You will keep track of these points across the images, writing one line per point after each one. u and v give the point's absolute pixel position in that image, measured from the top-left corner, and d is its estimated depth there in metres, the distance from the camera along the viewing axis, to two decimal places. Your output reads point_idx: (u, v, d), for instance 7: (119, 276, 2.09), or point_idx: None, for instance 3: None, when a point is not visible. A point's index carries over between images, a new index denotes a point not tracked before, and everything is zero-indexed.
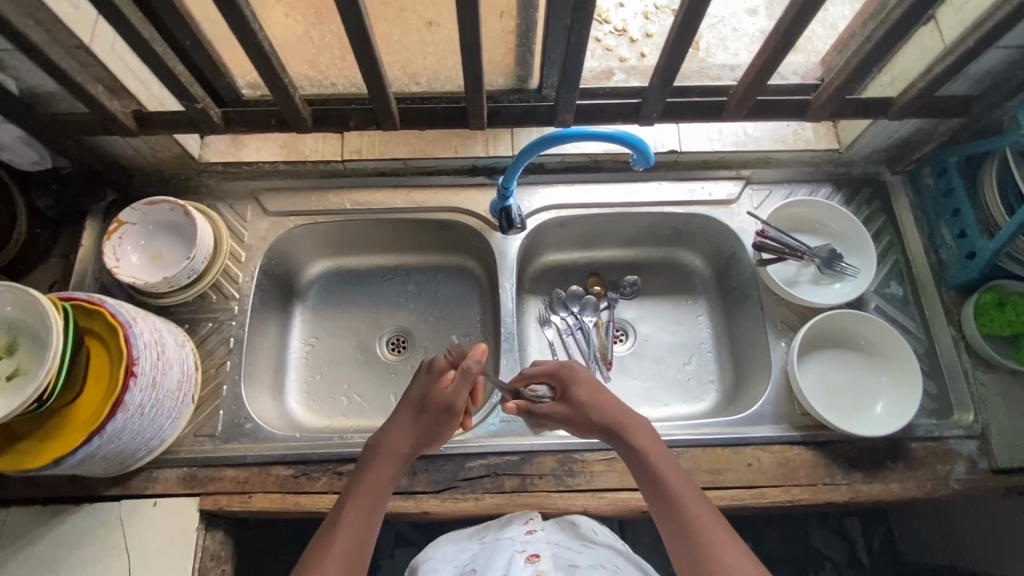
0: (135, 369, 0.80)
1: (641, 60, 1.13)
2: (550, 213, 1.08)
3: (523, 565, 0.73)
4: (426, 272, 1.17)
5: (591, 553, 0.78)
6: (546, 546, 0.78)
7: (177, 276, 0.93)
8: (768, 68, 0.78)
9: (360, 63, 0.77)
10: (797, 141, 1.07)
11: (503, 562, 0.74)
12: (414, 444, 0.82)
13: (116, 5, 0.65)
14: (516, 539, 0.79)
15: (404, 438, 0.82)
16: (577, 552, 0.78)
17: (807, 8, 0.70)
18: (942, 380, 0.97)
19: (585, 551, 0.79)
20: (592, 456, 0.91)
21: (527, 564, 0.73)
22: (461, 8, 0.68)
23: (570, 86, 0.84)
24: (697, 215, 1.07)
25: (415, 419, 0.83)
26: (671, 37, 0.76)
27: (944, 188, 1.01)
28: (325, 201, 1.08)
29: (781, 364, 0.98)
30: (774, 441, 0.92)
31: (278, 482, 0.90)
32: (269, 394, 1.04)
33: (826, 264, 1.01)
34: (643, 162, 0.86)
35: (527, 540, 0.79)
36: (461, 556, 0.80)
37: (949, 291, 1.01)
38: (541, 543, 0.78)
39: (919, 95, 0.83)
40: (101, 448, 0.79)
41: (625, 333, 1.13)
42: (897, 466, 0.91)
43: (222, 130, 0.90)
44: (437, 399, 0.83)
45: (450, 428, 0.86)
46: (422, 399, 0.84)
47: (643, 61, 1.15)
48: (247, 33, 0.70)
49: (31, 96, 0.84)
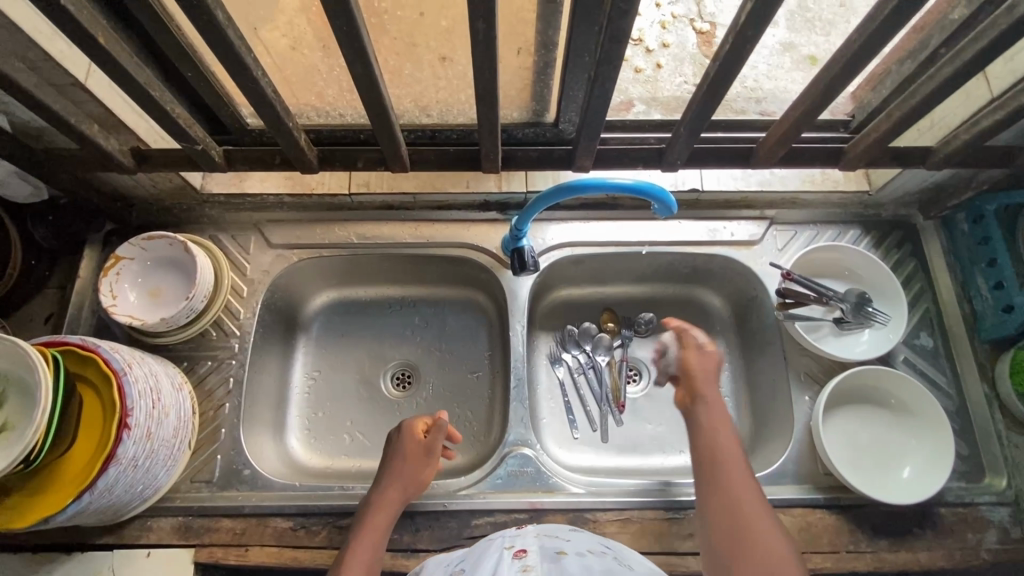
0: (129, 421, 0.76)
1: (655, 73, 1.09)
2: (563, 250, 1.04)
3: (510, 562, 0.70)
4: (433, 304, 1.12)
5: (579, 541, 0.76)
6: (534, 540, 0.76)
7: (175, 317, 0.90)
8: (802, 119, 0.74)
9: (370, 108, 0.72)
10: (826, 181, 1.02)
11: (491, 561, 0.71)
12: (403, 501, 0.83)
13: (109, 56, 0.61)
14: (503, 539, 0.77)
15: (393, 495, 0.82)
16: (565, 540, 0.76)
17: (849, 65, 0.65)
18: (973, 441, 0.92)
19: (574, 539, 0.76)
20: (604, 516, 0.87)
21: (515, 560, 0.70)
22: (479, 60, 0.64)
23: (591, 134, 0.79)
24: (719, 256, 1.03)
25: (397, 470, 0.84)
26: (700, 92, 0.71)
27: (979, 236, 0.96)
28: (331, 234, 1.04)
29: (804, 420, 0.93)
30: (794, 503, 0.88)
31: (276, 535, 0.87)
32: (269, 432, 1.00)
33: (854, 311, 0.95)
34: (665, 211, 0.82)
35: (515, 538, 0.77)
36: (450, 561, 0.76)
37: (982, 344, 0.96)
38: (528, 539, 0.76)
39: (962, 148, 0.78)
40: (93, 503, 0.76)
41: (639, 373, 1.08)
42: (925, 534, 0.86)
43: (222, 169, 0.86)
44: (416, 453, 0.85)
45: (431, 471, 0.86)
46: (400, 455, 0.85)
47: (658, 73, 1.10)
48: (247, 80, 0.66)
49: (25, 131, 0.80)
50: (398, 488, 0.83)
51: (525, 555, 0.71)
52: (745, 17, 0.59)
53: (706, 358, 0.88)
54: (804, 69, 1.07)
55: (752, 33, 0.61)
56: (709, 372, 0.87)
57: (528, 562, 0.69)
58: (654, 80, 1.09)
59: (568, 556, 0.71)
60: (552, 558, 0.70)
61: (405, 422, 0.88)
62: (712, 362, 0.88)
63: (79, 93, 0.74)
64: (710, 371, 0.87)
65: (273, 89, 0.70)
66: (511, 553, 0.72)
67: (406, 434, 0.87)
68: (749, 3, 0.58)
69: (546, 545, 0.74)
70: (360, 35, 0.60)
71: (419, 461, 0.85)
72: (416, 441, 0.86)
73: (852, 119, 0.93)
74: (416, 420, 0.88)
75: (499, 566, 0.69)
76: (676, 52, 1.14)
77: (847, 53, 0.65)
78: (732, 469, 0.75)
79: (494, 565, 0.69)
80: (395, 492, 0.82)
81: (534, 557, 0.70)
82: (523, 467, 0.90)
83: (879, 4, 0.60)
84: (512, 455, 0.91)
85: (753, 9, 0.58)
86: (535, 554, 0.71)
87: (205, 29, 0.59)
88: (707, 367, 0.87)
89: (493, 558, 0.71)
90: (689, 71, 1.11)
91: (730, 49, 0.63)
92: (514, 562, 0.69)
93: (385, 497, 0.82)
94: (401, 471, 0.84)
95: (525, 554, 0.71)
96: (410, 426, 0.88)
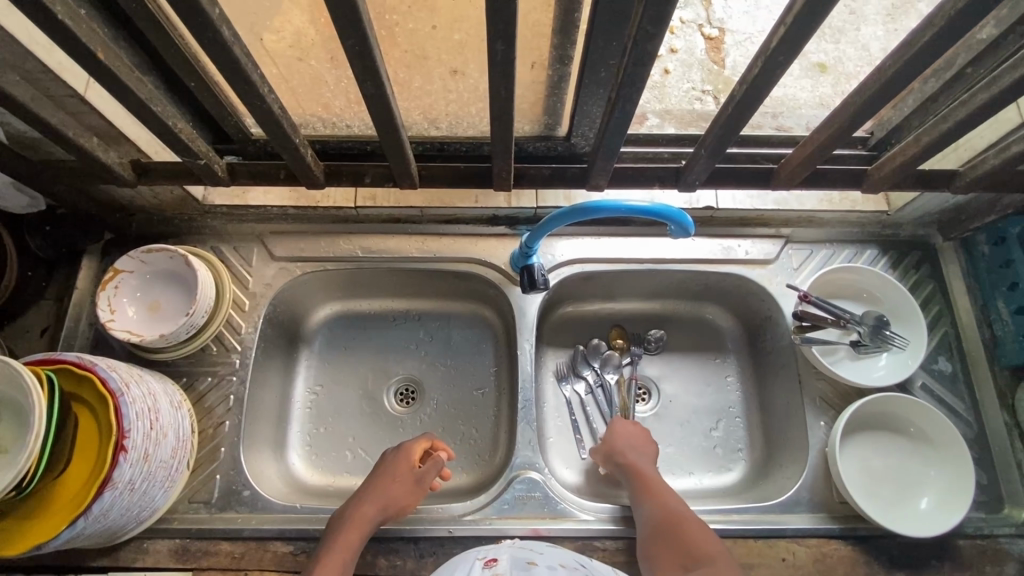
0: (125, 444, 0.74)
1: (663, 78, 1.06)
2: (573, 266, 1.01)
3: (479, 570, 0.70)
4: (438, 318, 1.10)
5: (553, 554, 0.75)
6: (507, 551, 0.75)
7: (176, 333, 0.87)
8: (828, 143, 0.72)
9: (381, 125, 0.70)
10: (844, 201, 0.99)
11: (463, 570, 0.71)
12: (379, 520, 0.80)
13: (113, 72, 0.59)
14: (475, 551, 0.76)
15: (370, 510, 0.80)
16: (539, 552, 0.75)
17: (882, 90, 0.63)
18: (992, 469, 0.90)
19: (548, 552, 0.76)
20: (614, 544, 0.85)
21: (484, 569, 0.70)
22: (497, 82, 0.62)
23: (609, 154, 0.77)
24: (732, 274, 1.00)
25: (382, 486, 0.82)
26: (724, 114, 0.69)
27: (1000, 259, 0.93)
28: (335, 247, 1.01)
29: (819, 446, 0.91)
30: (810, 533, 0.85)
31: (276, 559, 0.84)
32: (268, 450, 0.97)
33: (872, 334, 0.93)
34: (682, 232, 0.79)
35: (489, 549, 0.77)
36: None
37: (1003, 370, 0.94)
38: (502, 549, 0.76)
39: (992, 172, 0.76)
40: (87, 528, 0.73)
41: (649, 392, 1.05)
42: (943, 567, 0.84)
43: (226, 183, 0.84)
44: (406, 476, 0.83)
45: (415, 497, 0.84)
46: (388, 474, 0.83)
47: (665, 79, 1.07)
48: (256, 98, 0.63)
49: (22, 142, 0.78)
50: (377, 506, 0.80)
51: (496, 564, 0.71)
52: (776, 42, 0.57)
53: (632, 432, 0.91)
54: (813, 77, 1.03)
55: (784, 57, 0.59)
56: (642, 435, 0.91)
57: (498, 571, 0.69)
58: (663, 86, 1.06)
59: (538, 567, 0.71)
60: (522, 568, 0.70)
61: (404, 444, 0.87)
62: (639, 436, 0.91)
63: (78, 105, 0.71)
64: (643, 433, 0.92)
65: (281, 105, 0.68)
66: (483, 562, 0.72)
67: (403, 454, 0.85)
68: (783, 28, 0.56)
69: (517, 556, 0.74)
70: (373, 54, 0.58)
71: (405, 484, 0.83)
72: (408, 465, 0.84)
73: (870, 136, 0.91)
74: (414, 447, 0.86)
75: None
76: (684, 58, 1.10)
77: (881, 78, 0.62)
78: (677, 512, 0.79)
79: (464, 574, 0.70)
80: (373, 510, 0.80)
81: (505, 565, 0.71)
82: (531, 493, 0.88)
83: (917, 30, 0.58)
84: (519, 479, 0.89)
85: (786, 34, 0.56)
86: (506, 563, 0.71)
87: (212, 46, 0.56)
88: (636, 438, 0.90)
89: (464, 567, 0.71)
90: (698, 77, 1.08)
91: (760, 73, 0.61)
92: (485, 572, 0.70)
93: (362, 511, 0.79)
94: (384, 490, 0.81)
95: (495, 563, 0.71)
96: (407, 451, 0.86)
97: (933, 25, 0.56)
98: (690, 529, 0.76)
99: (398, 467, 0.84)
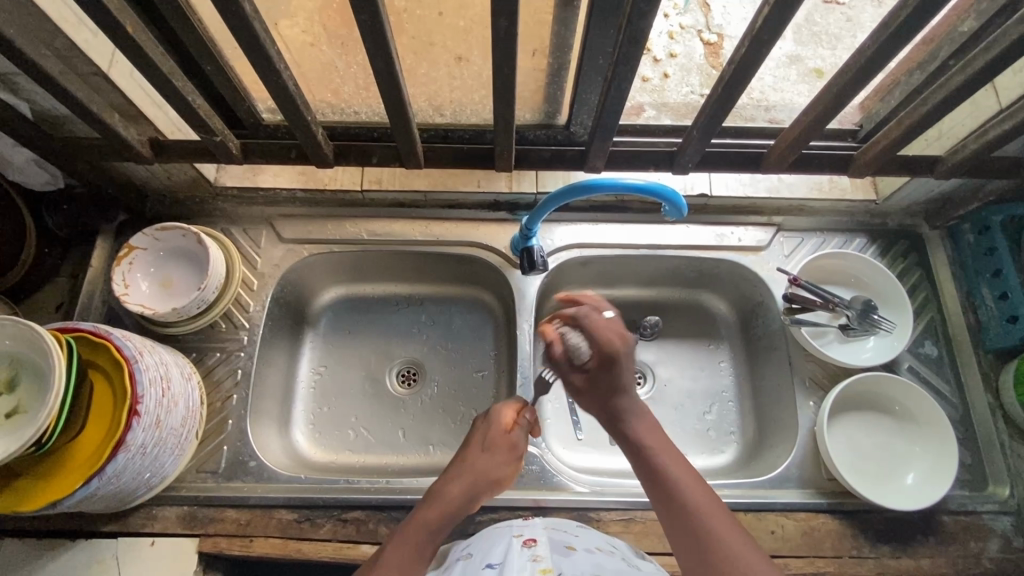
0: (139, 408, 0.76)
1: (662, 82, 1.09)
2: (571, 251, 1.04)
3: (519, 551, 0.69)
4: (439, 303, 1.13)
5: (588, 538, 0.76)
6: (543, 532, 0.76)
7: (187, 306, 0.90)
8: (813, 126, 0.77)
9: (390, 105, 0.74)
10: (833, 190, 1.03)
11: (500, 549, 0.71)
12: (471, 495, 0.73)
13: (140, 45, 0.64)
14: (512, 528, 0.77)
15: (458, 488, 0.73)
16: (575, 535, 0.76)
17: (864, 70, 0.68)
18: (978, 450, 0.93)
19: (581, 535, 0.76)
20: (609, 515, 0.88)
21: (524, 550, 0.69)
22: (499, 60, 0.65)
23: (605, 135, 0.82)
24: (725, 261, 1.03)
25: (470, 464, 0.75)
26: (714, 95, 0.74)
27: (986, 246, 0.98)
28: (341, 230, 1.05)
29: (808, 427, 0.94)
30: (798, 508, 0.88)
31: (280, 526, 0.88)
32: (274, 427, 1.00)
33: (859, 318, 0.96)
34: (676, 213, 0.82)
35: (524, 527, 0.77)
36: (457, 547, 0.77)
37: (986, 354, 0.97)
38: (538, 529, 0.76)
39: (970, 157, 0.81)
40: (99, 489, 0.75)
41: (644, 376, 1.07)
42: (928, 541, 0.87)
43: (238, 161, 0.88)
44: (496, 443, 0.77)
45: (506, 470, 0.77)
46: (476, 444, 0.77)
47: (665, 83, 1.10)
48: (271, 74, 0.67)
49: (46, 118, 0.82)
50: (462, 482, 0.73)
51: (535, 545, 0.71)
52: (762, 20, 0.62)
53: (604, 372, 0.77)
54: (810, 82, 1.06)
55: (768, 36, 0.63)
56: (624, 382, 0.76)
57: (538, 551, 0.69)
58: (661, 89, 1.09)
59: (578, 551, 0.71)
60: (562, 553, 0.70)
61: (490, 409, 0.81)
62: (614, 377, 0.76)
63: (100, 82, 0.76)
64: (625, 381, 0.76)
65: (295, 82, 0.72)
66: (522, 542, 0.71)
67: (490, 421, 0.80)
68: (766, 8, 0.61)
69: (555, 538, 0.74)
70: (384, 32, 0.62)
71: (496, 454, 0.77)
72: (500, 432, 0.78)
73: (859, 129, 0.93)
74: (506, 408, 0.81)
75: (508, 554, 0.68)
76: (683, 62, 1.14)
77: (861, 59, 0.67)
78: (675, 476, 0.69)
79: (504, 552, 0.69)
80: (458, 486, 0.73)
81: (544, 547, 0.70)
82: (529, 465, 0.91)
83: (893, 11, 0.62)
84: None
85: (770, 13, 0.60)
86: (546, 545, 0.71)
87: (232, 21, 0.60)
88: (614, 378, 0.76)
89: (503, 546, 0.71)
90: (696, 81, 1.11)
91: (747, 52, 0.66)
92: (525, 551, 0.69)
93: (447, 488, 0.73)
94: (474, 460, 0.75)
95: (535, 544, 0.71)
96: (499, 414, 0.80)
97: (907, 5, 0.60)
98: (695, 496, 0.67)
99: (485, 439, 0.78)
